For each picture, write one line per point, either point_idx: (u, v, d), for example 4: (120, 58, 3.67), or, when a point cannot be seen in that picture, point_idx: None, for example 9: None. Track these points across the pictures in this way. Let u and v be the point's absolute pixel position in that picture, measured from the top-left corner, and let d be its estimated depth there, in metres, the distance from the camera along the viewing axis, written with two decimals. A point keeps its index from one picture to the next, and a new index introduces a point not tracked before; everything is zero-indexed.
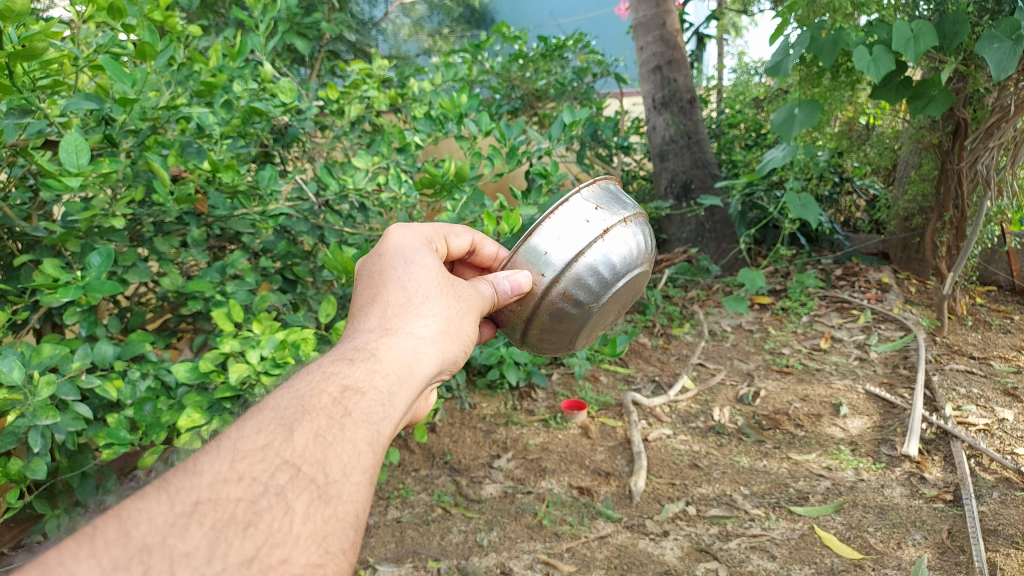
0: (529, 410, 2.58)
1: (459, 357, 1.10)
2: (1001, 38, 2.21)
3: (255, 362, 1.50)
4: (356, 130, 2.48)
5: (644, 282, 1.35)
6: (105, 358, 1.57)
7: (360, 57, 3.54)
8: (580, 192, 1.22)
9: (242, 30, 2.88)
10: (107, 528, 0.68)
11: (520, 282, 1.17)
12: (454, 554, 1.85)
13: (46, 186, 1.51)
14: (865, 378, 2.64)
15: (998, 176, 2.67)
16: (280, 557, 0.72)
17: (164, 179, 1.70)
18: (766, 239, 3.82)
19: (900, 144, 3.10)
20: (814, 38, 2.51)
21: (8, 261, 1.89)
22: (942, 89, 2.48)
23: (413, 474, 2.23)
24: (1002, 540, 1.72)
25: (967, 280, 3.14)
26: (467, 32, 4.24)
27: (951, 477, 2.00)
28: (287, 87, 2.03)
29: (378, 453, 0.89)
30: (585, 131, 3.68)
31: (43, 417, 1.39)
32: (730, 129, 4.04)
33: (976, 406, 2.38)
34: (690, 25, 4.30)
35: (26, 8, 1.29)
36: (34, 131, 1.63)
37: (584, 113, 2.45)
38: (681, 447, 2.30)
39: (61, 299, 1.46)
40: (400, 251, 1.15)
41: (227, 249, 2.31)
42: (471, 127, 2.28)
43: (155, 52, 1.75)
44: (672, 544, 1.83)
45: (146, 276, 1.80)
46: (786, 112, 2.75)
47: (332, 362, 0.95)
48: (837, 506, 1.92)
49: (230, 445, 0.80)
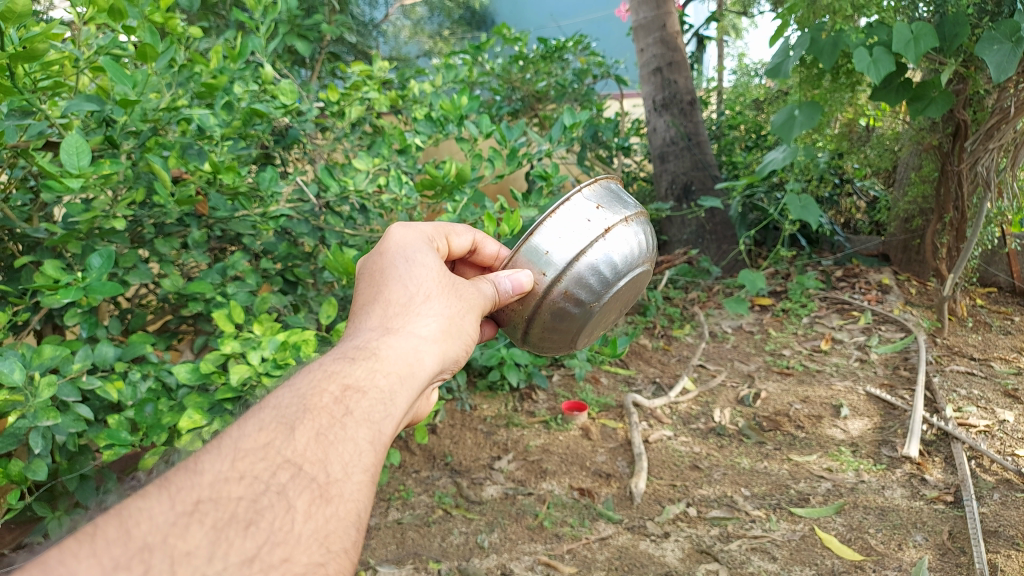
0: (529, 412, 2.58)
1: (460, 357, 1.10)
2: (1000, 40, 2.21)
3: (256, 363, 1.50)
4: (356, 132, 2.48)
5: (645, 282, 1.35)
6: (106, 360, 1.57)
7: (361, 58, 3.54)
8: (582, 192, 1.23)
9: (243, 32, 2.88)
10: (107, 528, 0.68)
11: (521, 281, 1.17)
12: (455, 556, 1.85)
13: (47, 188, 1.51)
14: (866, 379, 2.64)
15: (998, 177, 2.66)
16: (281, 556, 0.72)
17: (165, 181, 1.70)
18: (766, 240, 3.82)
19: (900, 145, 3.10)
20: (814, 40, 2.52)
21: (8, 262, 1.89)
22: (941, 90, 2.49)
23: (414, 476, 2.23)
24: (1003, 541, 1.72)
25: (967, 281, 3.14)
26: (467, 34, 4.25)
27: (951, 478, 2.00)
28: (287, 89, 2.03)
29: (380, 452, 0.89)
30: (585, 133, 3.68)
31: (44, 418, 1.39)
32: (730, 131, 4.04)
33: (977, 407, 2.38)
34: (690, 27, 4.30)
35: (27, 10, 1.30)
36: (35, 132, 1.65)
37: (584, 115, 2.45)
38: (681, 449, 2.30)
39: (62, 300, 1.46)
40: (401, 250, 1.15)
41: (228, 251, 2.31)
42: (471, 129, 2.28)
43: (155, 54, 1.75)
44: (673, 545, 1.83)
45: (147, 277, 1.80)
46: (786, 113, 2.76)
47: (333, 361, 0.95)
48: (837, 507, 1.91)
49: (231, 444, 0.80)
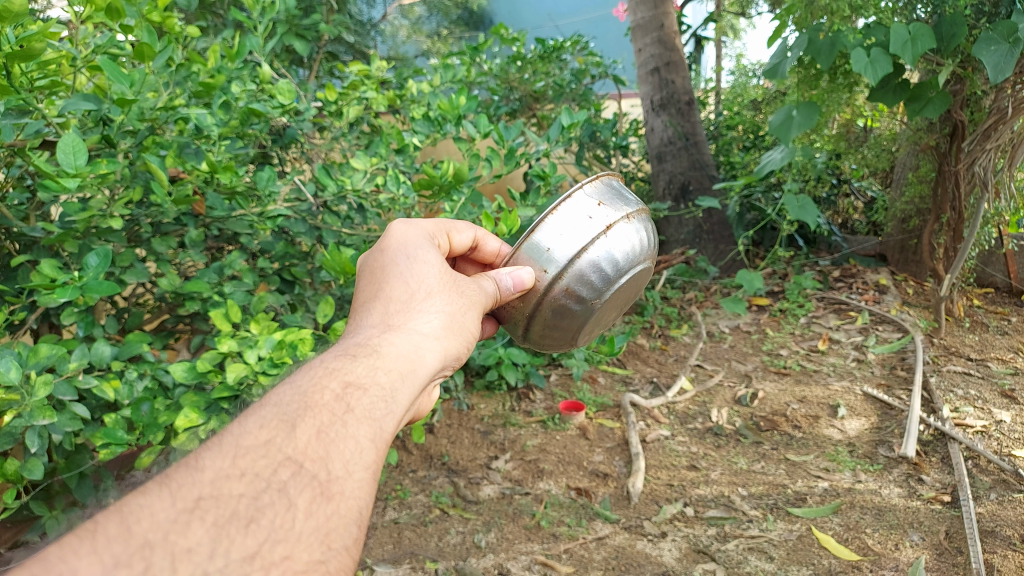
0: (527, 412, 2.58)
1: (461, 354, 1.10)
2: (998, 40, 2.21)
3: (252, 362, 1.50)
4: (354, 131, 2.48)
5: (646, 279, 1.35)
6: (103, 359, 1.56)
7: (358, 58, 3.54)
8: (583, 189, 1.23)
9: (240, 31, 2.89)
10: (108, 524, 0.68)
11: (522, 278, 1.17)
12: (452, 555, 1.85)
13: (43, 187, 1.51)
14: (863, 380, 2.64)
15: (995, 178, 2.67)
16: (282, 553, 0.72)
17: (162, 180, 1.69)
18: (764, 241, 3.82)
19: (898, 146, 3.10)
20: (811, 41, 2.52)
21: (5, 261, 1.88)
22: (939, 91, 2.49)
23: (411, 475, 2.22)
24: (999, 541, 1.72)
25: (964, 282, 3.14)
26: (465, 35, 4.26)
27: (948, 478, 2.00)
28: (285, 88, 2.03)
29: (381, 449, 0.89)
30: (584, 133, 3.69)
31: (41, 417, 1.38)
32: (728, 132, 4.05)
33: (974, 407, 2.38)
34: (688, 27, 4.30)
35: (24, 9, 1.29)
36: (32, 131, 1.63)
37: (581, 115, 2.45)
38: (679, 449, 2.30)
39: (59, 300, 1.46)
40: (402, 247, 1.16)
41: (225, 250, 2.31)
42: (469, 129, 2.28)
43: (153, 53, 1.75)
44: (670, 545, 1.83)
45: (144, 276, 1.80)
46: (783, 114, 2.77)
47: (335, 358, 0.95)
48: (834, 507, 1.92)
49: (232, 441, 0.80)
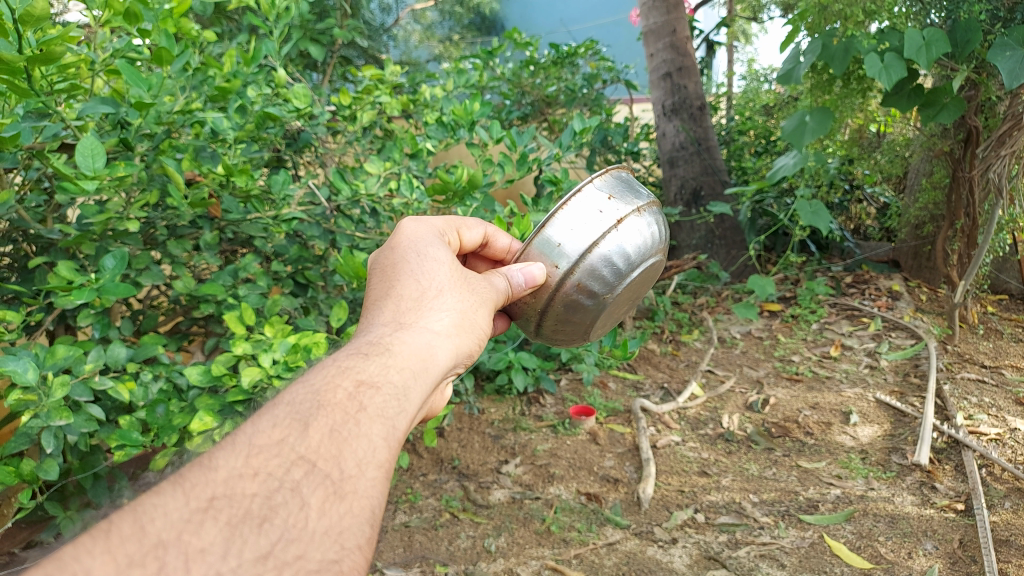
0: (537, 416, 2.58)
1: (473, 351, 1.10)
2: (1013, 45, 2.20)
3: (267, 366, 1.50)
4: (368, 136, 2.50)
5: (657, 272, 1.34)
6: (118, 360, 1.58)
7: (370, 62, 3.55)
8: (594, 182, 1.23)
9: (255, 35, 2.92)
10: (122, 524, 0.69)
11: (534, 274, 1.18)
12: (462, 559, 1.85)
13: (62, 189, 1.52)
14: (875, 387, 2.63)
15: (1010, 183, 2.63)
16: (295, 553, 0.73)
17: (178, 183, 1.70)
18: (775, 246, 3.85)
19: (911, 152, 2.99)
20: (825, 46, 2.53)
21: (22, 263, 1.91)
22: (954, 97, 2.47)
23: (421, 479, 2.23)
24: (1014, 551, 1.71)
25: (979, 289, 3.11)
26: (477, 39, 4.27)
27: (962, 486, 1.99)
28: (301, 93, 2.05)
29: (394, 448, 0.88)
30: (595, 138, 3.74)
31: (57, 418, 1.40)
32: (740, 137, 4.04)
33: (988, 415, 2.35)
34: (700, 32, 4.30)
35: (46, 14, 1.31)
36: (49, 134, 1.64)
37: (595, 121, 2.45)
38: (691, 455, 2.30)
39: (76, 301, 1.47)
40: (413, 245, 1.16)
41: (240, 252, 2.34)
42: (482, 135, 2.26)
43: (170, 57, 1.76)
44: (680, 551, 1.83)
45: (159, 279, 1.82)
46: (797, 119, 2.77)
47: (347, 356, 0.95)
48: (847, 515, 1.91)
49: (245, 440, 0.81)
